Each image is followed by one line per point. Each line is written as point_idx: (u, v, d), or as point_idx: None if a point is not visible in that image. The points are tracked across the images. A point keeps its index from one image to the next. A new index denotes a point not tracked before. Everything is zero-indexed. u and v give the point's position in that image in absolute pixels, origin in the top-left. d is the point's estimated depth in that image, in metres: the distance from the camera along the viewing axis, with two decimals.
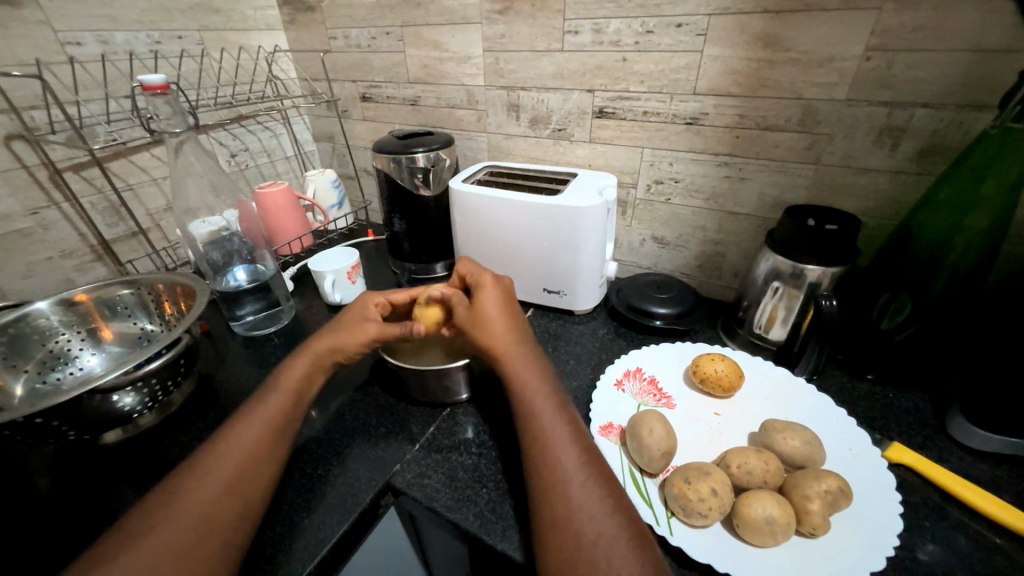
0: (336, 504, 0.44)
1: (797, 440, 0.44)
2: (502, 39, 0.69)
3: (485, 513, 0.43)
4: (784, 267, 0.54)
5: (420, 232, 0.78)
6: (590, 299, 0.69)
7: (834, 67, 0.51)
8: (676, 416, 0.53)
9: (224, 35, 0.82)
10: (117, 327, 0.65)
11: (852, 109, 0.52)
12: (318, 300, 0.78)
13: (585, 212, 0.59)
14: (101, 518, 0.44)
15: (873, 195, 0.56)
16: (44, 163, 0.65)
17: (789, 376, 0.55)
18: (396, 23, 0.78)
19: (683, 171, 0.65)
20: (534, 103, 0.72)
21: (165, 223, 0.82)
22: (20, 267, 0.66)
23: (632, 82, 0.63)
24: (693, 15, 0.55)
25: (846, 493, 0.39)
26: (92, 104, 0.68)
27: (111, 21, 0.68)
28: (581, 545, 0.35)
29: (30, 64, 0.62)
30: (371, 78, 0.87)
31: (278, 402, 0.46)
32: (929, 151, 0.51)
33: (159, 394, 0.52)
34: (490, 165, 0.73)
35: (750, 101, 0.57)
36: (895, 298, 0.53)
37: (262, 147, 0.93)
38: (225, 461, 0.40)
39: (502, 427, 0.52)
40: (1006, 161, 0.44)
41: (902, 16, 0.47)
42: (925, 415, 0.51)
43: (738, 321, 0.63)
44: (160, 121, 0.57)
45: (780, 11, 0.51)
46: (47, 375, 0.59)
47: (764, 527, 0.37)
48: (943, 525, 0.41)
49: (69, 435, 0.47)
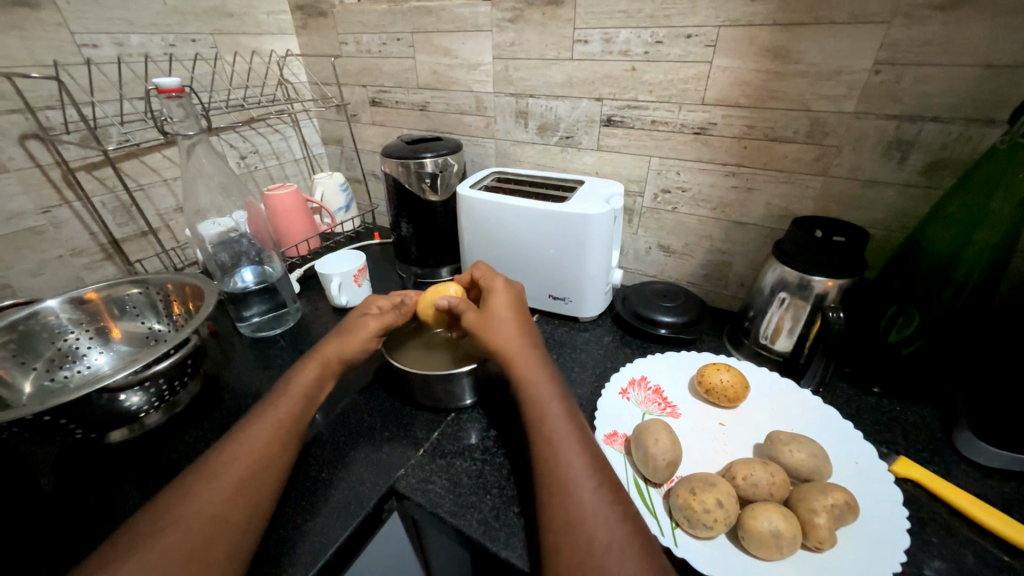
0: (340, 508, 0.44)
1: (803, 453, 0.44)
2: (512, 47, 0.70)
3: (489, 520, 0.43)
4: (791, 277, 0.54)
5: (426, 236, 0.79)
6: (595, 305, 0.69)
7: (843, 80, 0.51)
8: (680, 426, 0.53)
9: (238, 39, 0.83)
10: (126, 326, 0.65)
11: (860, 122, 0.52)
12: (324, 302, 0.79)
13: (592, 219, 0.60)
14: (106, 517, 0.45)
15: (881, 207, 0.56)
16: (58, 163, 0.65)
17: (794, 388, 0.55)
18: (407, 30, 0.78)
19: (691, 181, 0.66)
20: (543, 110, 0.73)
21: (175, 224, 0.82)
22: (31, 264, 0.67)
23: (640, 91, 0.63)
24: (703, 27, 0.56)
25: (853, 507, 0.39)
26: (107, 105, 0.69)
27: (126, 24, 0.69)
28: (593, 550, 0.34)
29: (48, 65, 0.63)
30: (380, 82, 0.87)
31: (288, 404, 0.46)
32: (938, 165, 0.51)
33: (165, 394, 0.52)
34: (498, 172, 0.74)
35: (758, 112, 0.57)
36: (902, 311, 0.53)
37: (272, 150, 0.94)
38: (234, 463, 0.40)
39: (506, 434, 0.52)
40: (1016, 176, 0.44)
41: (911, 30, 0.47)
42: (933, 429, 0.51)
43: (743, 331, 0.63)
44: (174, 123, 0.58)
45: (789, 24, 0.51)
46: (55, 373, 0.59)
47: (770, 540, 0.37)
48: (949, 542, 0.41)
49: (76, 434, 0.47)
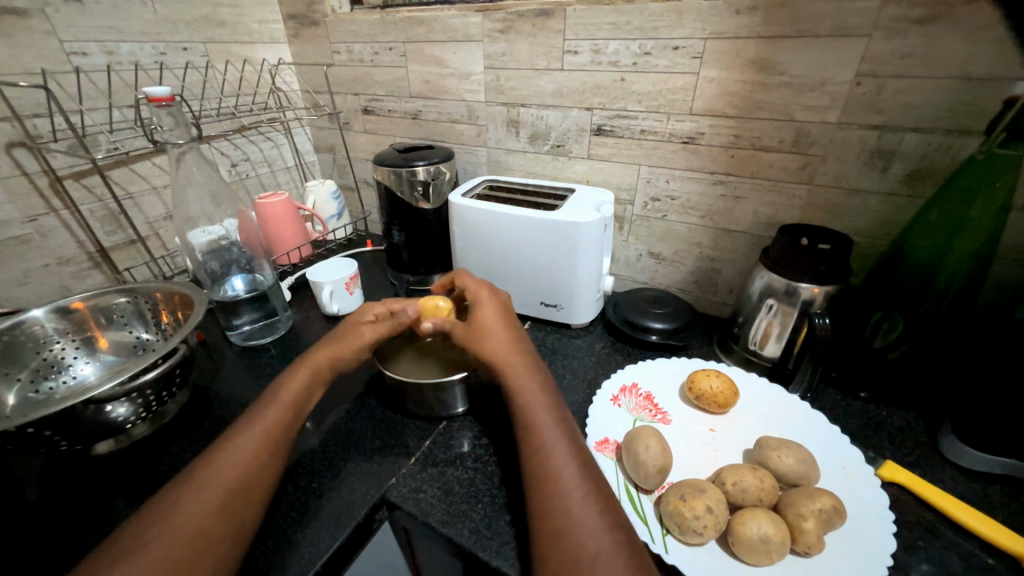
0: (331, 518, 0.44)
1: (791, 458, 0.44)
2: (503, 57, 0.71)
3: (481, 529, 0.43)
4: (779, 284, 0.55)
5: (418, 243, 0.79)
6: (587, 312, 0.70)
7: (825, 91, 0.53)
8: (671, 432, 0.53)
9: (229, 48, 0.83)
10: (113, 336, 0.64)
11: (844, 132, 0.54)
12: (315, 311, 0.78)
13: (582, 227, 0.60)
14: (90, 531, 0.44)
15: (865, 215, 0.57)
16: (45, 171, 0.65)
17: (783, 394, 0.56)
18: (399, 39, 0.79)
19: (679, 189, 0.66)
20: (533, 119, 0.73)
21: (164, 231, 0.82)
22: (17, 273, 0.66)
23: (629, 101, 0.64)
24: (689, 39, 0.57)
25: (840, 511, 0.39)
26: (96, 113, 0.69)
27: (116, 32, 0.69)
28: (581, 559, 0.34)
29: (37, 73, 0.62)
30: (372, 91, 0.88)
31: (277, 413, 0.46)
32: (918, 173, 0.52)
33: (153, 405, 0.52)
34: (489, 180, 0.74)
35: (744, 122, 0.58)
36: (887, 317, 0.54)
37: (263, 158, 0.94)
38: (223, 473, 0.40)
39: (499, 442, 0.52)
40: (994, 184, 0.46)
41: (891, 43, 0.48)
42: (918, 433, 0.52)
43: (733, 337, 0.64)
44: (164, 132, 0.58)
45: (773, 36, 0.53)
46: (40, 384, 0.58)
47: (759, 545, 0.38)
48: (936, 545, 0.41)
49: (61, 445, 0.46)
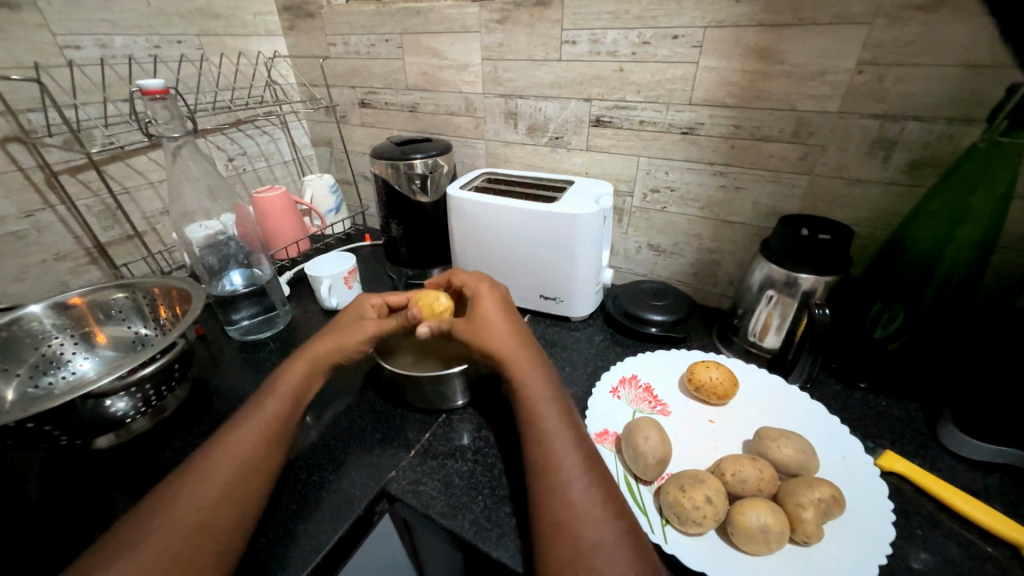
0: (332, 510, 0.44)
1: (791, 449, 0.44)
2: (501, 48, 0.70)
3: (481, 521, 0.43)
4: (778, 276, 0.54)
5: (417, 237, 0.78)
6: (586, 305, 0.70)
7: (827, 80, 0.52)
8: (670, 424, 0.53)
9: (224, 41, 0.82)
10: (111, 331, 0.64)
11: (845, 121, 0.53)
12: (314, 305, 0.78)
13: (582, 219, 0.60)
14: (92, 524, 0.44)
15: (864, 205, 0.56)
16: (41, 166, 0.64)
17: (783, 385, 0.56)
18: (395, 31, 0.78)
19: (679, 180, 0.66)
20: (531, 111, 0.73)
21: (162, 226, 0.82)
22: (15, 269, 0.66)
23: (629, 91, 0.64)
24: (689, 28, 0.56)
25: (839, 501, 0.39)
26: (91, 107, 0.68)
27: (109, 25, 0.68)
28: (581, 550, 0.35)
29: (30, 66, 0.62)
30: (369, 84, 0.87)
31: (276, 406, 0.46)
32: (920, 163, 0.52)
33: (152, 400, 0.52)
34: (488, 173, 0.74)
35: (745, 112, 0.58)
36: (888, 307, 0.54)
37: (260, 152, 0.94)
38: (221, 467, 0.40)
39: (499, 435, 0.52)
40: (996, 174, 0.45)
41: (893, 31, 0.48)
42: (918, 423, 0.52)
43: (733, 328, 0.64)
44: (159, 125, 0.57)
45: (774, 24, 0.52)
46: (39, 379, 0.58)
47: (758, 535, 0.38)
48: (935, 534, 0.41)
49: (61, 440, 0.46)
